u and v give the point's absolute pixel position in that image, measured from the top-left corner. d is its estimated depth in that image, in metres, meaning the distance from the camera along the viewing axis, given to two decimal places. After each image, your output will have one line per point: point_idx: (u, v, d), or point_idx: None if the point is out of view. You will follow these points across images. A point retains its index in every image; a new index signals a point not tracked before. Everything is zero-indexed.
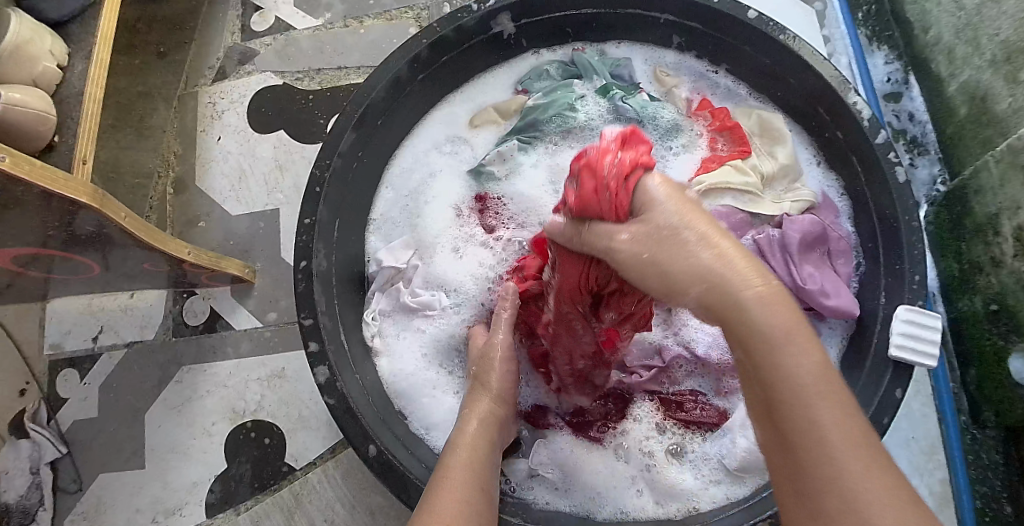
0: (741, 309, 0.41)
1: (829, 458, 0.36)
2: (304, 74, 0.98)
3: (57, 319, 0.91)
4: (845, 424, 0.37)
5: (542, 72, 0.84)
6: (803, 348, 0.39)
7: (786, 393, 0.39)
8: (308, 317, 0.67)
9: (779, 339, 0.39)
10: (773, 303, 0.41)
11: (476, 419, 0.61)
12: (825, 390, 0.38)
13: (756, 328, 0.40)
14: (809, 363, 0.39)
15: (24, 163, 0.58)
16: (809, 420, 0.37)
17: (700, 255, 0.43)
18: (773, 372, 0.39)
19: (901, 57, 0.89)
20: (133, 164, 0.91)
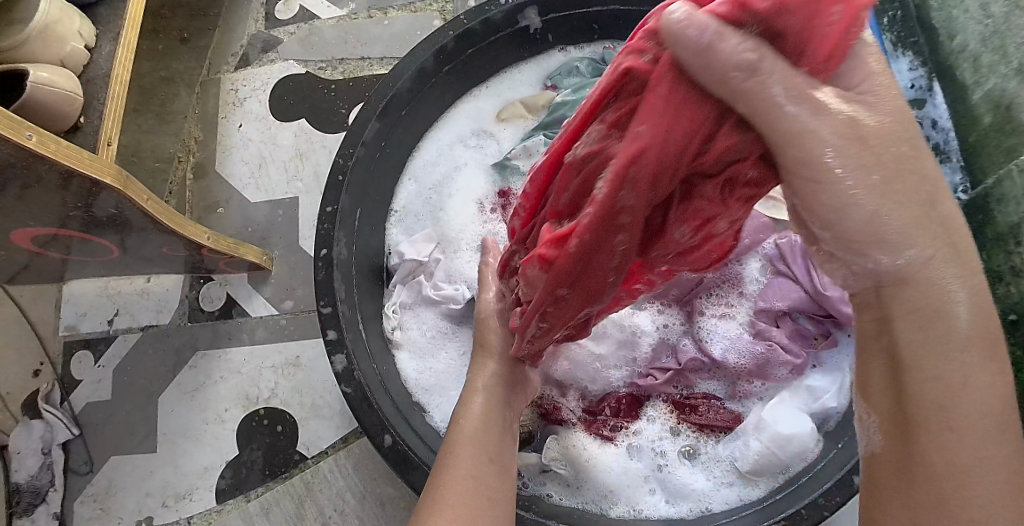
0: (947, 317, 0.36)
1: (971, 492, 0.35)
2: (327, 64, 0.98)
3: (74, 300, 0.92)
4: (1008, 460, 0.35)
5: (572, 69, 0.84)
6: (979, 372, 0.36)
7: (947, 420, 0.36)
8: (328, 305, 0.67)
9: (966, 348, 0.36)
10: (981, 315, 0.36)
11: (485, 392, 0.59)
12: (999, 421, 0.36)
13: (946, 332, 0.36)
14: (987, 381, 0.36)
15: (49, 142, 0.58)
16: (967, 452, 0.35)
17: (890, 219, 0.36)
18: (938, 384, 0.36)
19: (926, 63, 0.89)
20: (154, 147, 0.93)
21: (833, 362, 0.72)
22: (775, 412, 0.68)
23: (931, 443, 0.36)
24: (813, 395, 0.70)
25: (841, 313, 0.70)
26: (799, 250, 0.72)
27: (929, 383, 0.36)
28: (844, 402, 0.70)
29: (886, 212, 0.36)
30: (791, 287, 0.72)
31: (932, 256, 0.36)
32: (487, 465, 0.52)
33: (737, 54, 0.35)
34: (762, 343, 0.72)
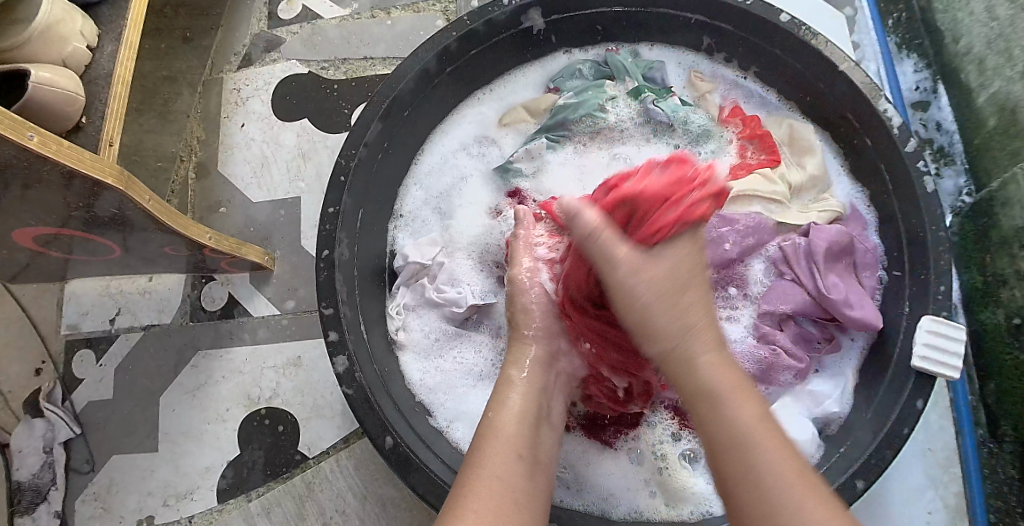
0: (691, 365, 0.52)
1: (769, 491, 0.44)
2: (330, 63, 0.98)
3: (76, 299, 0.92)
4: (786, 461, 0.45)
5: (574, 72, 0.85)
6: (741, 400, 0.49)
7: (736, 461, 0.46)
8: (329, 307, 0.67)
9: (725, 396, 0.50)
10: (720, 366, 0.52)
11: (523, 387, 0.59)
12: (767, 432, 0.47)
13: (705, 389, 0.51)
14: (747, 417, 0.48)
15: (51, 142, 0.58)
16: (754, 456, 0.46)
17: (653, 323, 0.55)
18: (720, 427, 0.48)
19: (930, 66, 0.88)
20: (156, 147, 0.93)
21: (835, 368, 0.73)
22: (784, 411, 0.71)
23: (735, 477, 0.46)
24: (815, 400, 0.71)
25: (843, 316, 0.69)
26: (803, 252, 0.71)
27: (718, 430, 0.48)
28: (847, 406, 0.70)
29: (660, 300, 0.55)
30: (794, 291, 0.71)
31: (682, 330, 0.54)
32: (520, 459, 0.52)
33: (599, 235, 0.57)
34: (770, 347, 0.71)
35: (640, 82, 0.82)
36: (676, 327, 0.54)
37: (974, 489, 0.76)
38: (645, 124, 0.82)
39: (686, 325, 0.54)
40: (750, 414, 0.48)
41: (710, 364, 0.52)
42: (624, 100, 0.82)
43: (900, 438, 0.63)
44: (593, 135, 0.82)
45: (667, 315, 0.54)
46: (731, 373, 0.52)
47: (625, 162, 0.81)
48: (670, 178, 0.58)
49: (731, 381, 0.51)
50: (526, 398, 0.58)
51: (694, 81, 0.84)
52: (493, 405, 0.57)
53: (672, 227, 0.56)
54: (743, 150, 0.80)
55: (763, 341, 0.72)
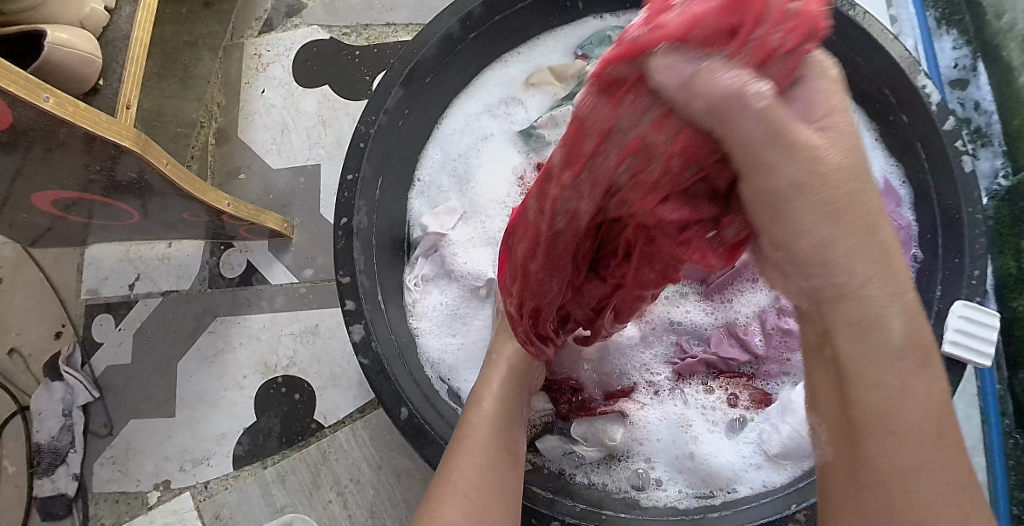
0: (880, 317, 0.37)
1: (915, 458, 0.37)
2: (351, 30, 0.96)
3: (95, 263, 0.92)
4: (931, 408, 0.37)
5: (604, 38, 0.82)
6: (926, 377, 0.37)
7: (882, 451, 0.37)
8: (347, 275, 0.67)
9: (906, 356, 0.37)
10: (915, 322, 0.37)
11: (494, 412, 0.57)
12: (923, 367, 0.38)
13: (885, 341, 0.37)
14: (926, 401, 0.37)
15: (66, 104, 0.58)
16: (899, 403, 0.37)
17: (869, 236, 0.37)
18: (876, 390, 0.37)
19: (971, 42, 0.85)
20: (176, 112, 0.92)
21: None
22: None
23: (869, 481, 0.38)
24: None
25: None
26: None
27: (870, 391, 0.37)
28: None
29: (829, 203, 0.35)
30: None
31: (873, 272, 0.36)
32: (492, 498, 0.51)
33: (726, 84, 0.33)
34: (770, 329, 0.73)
35: None
36: (862, 240, 0.36)
37: (997, 480, 0.75)
38: None
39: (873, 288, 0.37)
40: (934, 394, 0.37)
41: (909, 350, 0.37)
42: None
43: None
44: None
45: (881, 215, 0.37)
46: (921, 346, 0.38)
47: None
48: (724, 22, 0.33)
49: (924, 365, 0.38)
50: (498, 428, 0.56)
51: None
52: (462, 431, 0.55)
53: (771, 59, 0.34)
54: None
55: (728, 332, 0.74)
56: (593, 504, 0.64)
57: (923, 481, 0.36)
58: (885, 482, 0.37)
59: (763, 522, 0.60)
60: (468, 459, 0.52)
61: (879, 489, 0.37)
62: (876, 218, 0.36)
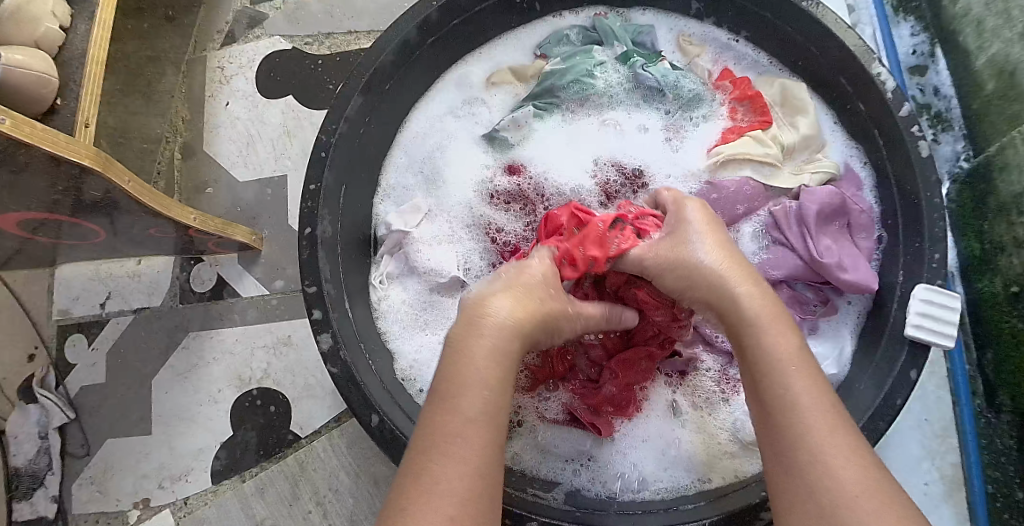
0: (731, 297, 0.52)
1: (792, 404, 0.45)
2: (313, 38, 0.96)
3: (66, 284, 0.91)
4: (793, 357, 0.47)
5: (562, 37, 0.83)
6: (775, 330, 0.49)
7: (773, 409, 0.45)
8: (312, 285, 0.67)
9: (748, 309, 0.51)
10: (758, 297, 0.51)
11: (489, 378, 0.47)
12: (771, 318, 0.50)
13: (730, 304, 0.52)
14: (778, 346, 0.48)
15: (23, 126, 0.57)
16: (765, 356, 0.48)
17: (706, 261, 0.54)
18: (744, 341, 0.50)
19: (928, 29, 0.86)
20: (142, 128, 0.89)
21: (831, 330, 0.72)
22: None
23: (773, 419, 0.45)
24: None
25: (837, 280, 0.68)
26: (793, 216, 0.70)
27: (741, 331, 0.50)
28: (844, 367, 0.69)
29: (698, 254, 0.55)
30: (786, 256, 0.69)
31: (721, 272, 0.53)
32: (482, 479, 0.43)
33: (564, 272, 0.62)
34: None
35: (629, 47, 0.81)
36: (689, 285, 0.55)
37: (971, 459, 0.76)
38: (635, 90, 0.80)
39: (720, 271, 0.53)
40: (784, 344, 0.48)
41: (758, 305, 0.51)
42: (613, 65, 0.80)
43: (893, 410, 0.62)
44: (582, 102, 0.80)
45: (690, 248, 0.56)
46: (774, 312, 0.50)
47: (615, 128, 0.79)
48: (587, 239, 0.62)
49: (774, 318, 0.50)
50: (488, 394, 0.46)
51: (684, 45, 0.82)
52: (447, 399, 0.46)
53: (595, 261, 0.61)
54: (734, 113, 0.78)
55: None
56: (574, 505, 0.64)
57: (802, 423, 0.44)
58: (780, 433, 0.44)
59: (742, 508, 0.59)
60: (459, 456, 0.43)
61: (782, 435, 0.44)
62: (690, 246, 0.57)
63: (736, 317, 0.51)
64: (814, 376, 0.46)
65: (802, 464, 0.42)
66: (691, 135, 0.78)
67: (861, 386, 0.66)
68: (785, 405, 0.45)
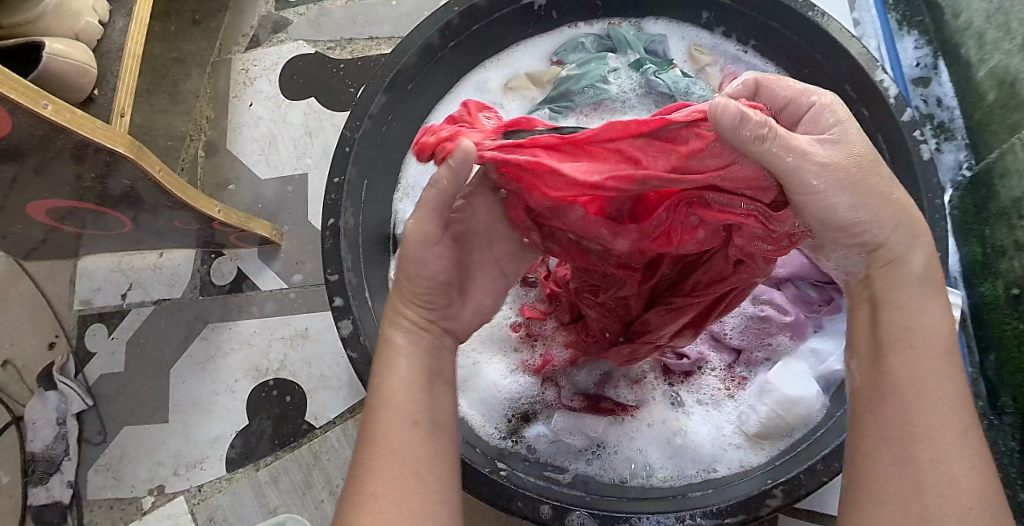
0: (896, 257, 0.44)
1: (925, 391, 0.41)
2: (336, 43, 1.00)
3: (88, 276, 0.93)
4: (942, 336, 0.42)
5: (577, 45, 0.86)
6: (929, 303, 0.43)
7: (896, 388, 0.42)
8: (334, 274, 0.69)
9: (917, 285, 0.44)
10: (931, 265, 0.45)
11: (399, 388, 0.48)
12: (930, 291, 0.44)
13: (903, 267, 0.44)
14: (933, 324, 0.43)
15: (65, 112, 0.60)
16: (907, 326, 0.43)
17: (855, 202, 0.43)
18: (894, 309, 0.44)
19: (931, 42, 0.89)
20: (167, 127, 0.96)
21: (836, 327, 0.72)
22: (788, 368, 0.70)
23: (897, 399, 0.41)
24: (819, 358, 0.70)
25: None
26: None
27: (894, 295, 0.44)
28: None
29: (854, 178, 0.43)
30: None
31: (897, 222, 0.44)
32: (419, 488, 0.43)
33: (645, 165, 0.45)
34: (765, 305, 0.73)
35: (641, 55, 0.83)
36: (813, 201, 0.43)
37: None
38: (647, 95, 0.82)
39: (889, 217, 0.44)
40: (937, 319, 0.43)
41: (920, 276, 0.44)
42: (626, 72, 0.83)
43: None
44: (596, 106, 0.82)
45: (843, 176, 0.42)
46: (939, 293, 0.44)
47: None
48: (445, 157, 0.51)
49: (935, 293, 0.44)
50: (404, 406, 0.46)
51: (694, 54, 0.85)
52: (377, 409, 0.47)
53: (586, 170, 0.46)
54: None
55: (756, 301, 0.74)
56: (582, 491, 0.65)
57: (934, 410, 0.40)
58: (904, 415, 0.41)
59: (746, 496, 0.61)
60: (384, 452, 0.44)
61: (902, 418, 0.41)
62: (875, 181, 0.43)
63: (883, 274, 0.45)
64: (955, 359, 0.42)
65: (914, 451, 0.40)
66: None
67: None
68: (918, 388, 0.41)
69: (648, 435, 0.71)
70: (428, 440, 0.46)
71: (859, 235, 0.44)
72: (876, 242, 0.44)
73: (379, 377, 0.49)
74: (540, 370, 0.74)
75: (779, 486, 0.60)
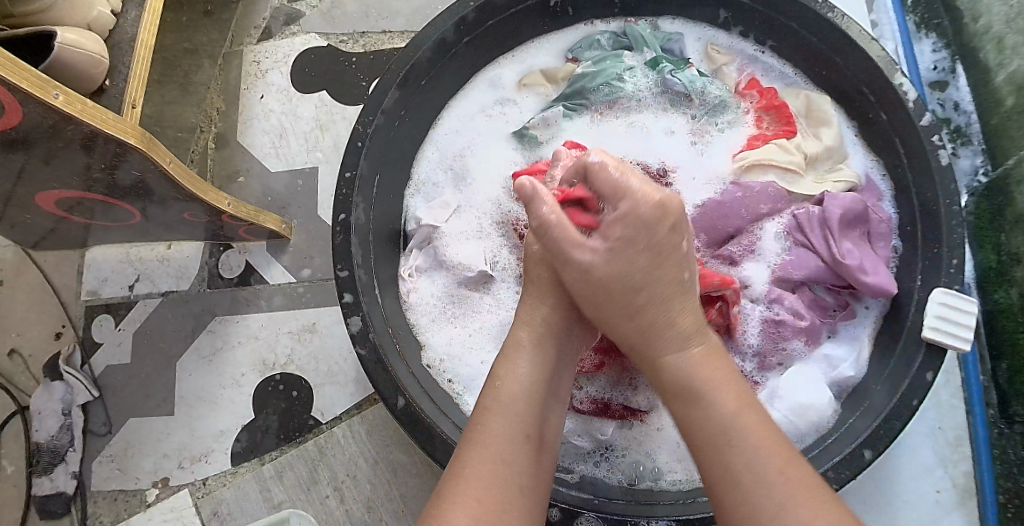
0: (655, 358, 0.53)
1: (748, 465, 0.43)
2: (348, 37, 0.99)
3: (95, 266, 0.93)
4: (748, 416, 0.46)
5: (593, 42, 0.85)
6: (723, 395, 0.47)
7: (727, 477, 0.44)
8: (344, 270, 0.68)
9: (688, 364, 0.51)
10: (702, 355, 0.51)
11: (515, 396, 0.50)
12: (720, 372, 0.50)
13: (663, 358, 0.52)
14: (733, 407, 0.47)
15: (76, 103, 0.60)
16: (708, 419, 0.46)
17: (634, 298, 0.53)
18: (692, 404, 0.48)
19: (949, 46, 0.88)
20: (177, 118, 0.92)
21: (849, 333, 0.73)
22: (802, 374, 0.71)
23: (734, 485, 0.43)
24: (830, 364, 0.71)
25: (858, 283, 0.69)
26: (817, 219, 0.70)
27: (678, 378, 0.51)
28: (862, 370, 0.70)
29: (632, 282, 0.53)
30: (808, 257, 0.70)
31: (654, 298, 0.53)
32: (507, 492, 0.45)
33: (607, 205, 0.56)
34: (781, 309, 0.71)
35: (657, 53, 0.83)
36: (643, 304, 0.53)
37: (982, 468, 0.76)
38: (662, 95, 0.82)
39: (652, 300, 0.53)
40: (731, 394, 0.48)
41: (692, 362, 0.50)
42: (642, 70, 0.82)
43: (909, 410, 0.63)
44: (610, 104, 0.82)
45: (641, 281, 0.53)
46: (711, 355, 0.51)
47: (641, 130, 0.82)
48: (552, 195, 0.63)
49: (716, 366, 0.50)
50: (516, 408, 0.49)
51: (711, 54, 0.84)
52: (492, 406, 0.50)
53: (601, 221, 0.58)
54: (759, 121, 0.80)
55: (771, 303, 0.71)
56: (589, 492, 0.64)
57: (768, 477, 0.42)
58: (744, 497, 0.42)
59: None
60: (487, 450, 0.46)
61: (744, 502, 0.42)
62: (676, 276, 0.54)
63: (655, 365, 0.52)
64: (762, 421, 0.46)
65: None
66: (716, 140, 0.80)
67: (878, 387, 0.67)
68: (743, 467, 0.43)
69: (659, 438, 0.70)
70: (532, 458, 0.48)
71: (646, 316, 0.53)
72: (650, 329, 0.53)
73: (500, 380, 0.52)
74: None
75: None
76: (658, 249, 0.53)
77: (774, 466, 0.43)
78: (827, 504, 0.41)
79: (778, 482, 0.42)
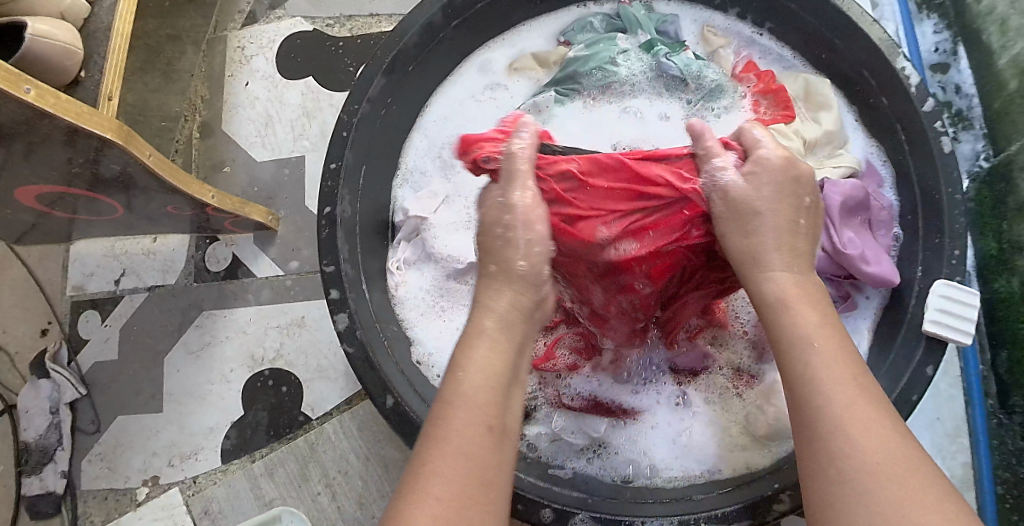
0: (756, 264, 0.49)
1: (832, 417, 0.39)
2: (335, 20, 0.96)
3: (80, 261, 0.91)
4: (830, 363, 0.42)
5: (585, 24, 0.83)
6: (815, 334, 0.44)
7: (811, 427, 0.40)
8: (330, 264, 0.67)
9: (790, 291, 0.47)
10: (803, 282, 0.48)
11: (483, 386, 0.44)
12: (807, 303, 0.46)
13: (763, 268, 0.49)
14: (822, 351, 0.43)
15: (48, 96, 0.57)
16: (802, 362, 0.43)
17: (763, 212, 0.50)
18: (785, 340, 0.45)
19: (951, 27, 0.86)
20: (161, 107, 0.88)
21: (849, 326, 0.72)
22: None
23: (815, 427, 0.40)
24: None
25: (859, 273, 0.67)
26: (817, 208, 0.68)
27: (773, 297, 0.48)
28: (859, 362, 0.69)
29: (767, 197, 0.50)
30: None
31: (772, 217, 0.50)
32: (480, 494, 0.39)
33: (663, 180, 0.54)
34: None
35: (652, 36, 0.80)
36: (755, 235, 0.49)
37: (981, 459, 0.75)
38: (657, 79, 0.78)
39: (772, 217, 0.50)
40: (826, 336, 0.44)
41: (790, 289, 0.47)
42: (636, 53, 0.79)
43: (908, 404, 0.61)
44: (604, 89, 0.79)
45: (764, 211, 0.50)
46: (804, 288, 0.48)
47: (635, 116, 0.78)
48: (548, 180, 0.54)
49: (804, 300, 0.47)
50: (484, 405, 0.43)
51: (707, 36, 0.82)
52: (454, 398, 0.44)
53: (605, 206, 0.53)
54: (756, 105, 0.78)
55: None
56: (583, 491, 0.63)
57: (845, 428, 0.39)
58: (823, 445, 0.39)
59: (745, 504, 0.59)
60: (453, 448, 0.40)
61: (820, 450, 0.39)
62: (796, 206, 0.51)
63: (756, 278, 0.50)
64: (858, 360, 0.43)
65: (834, 483, 0.37)
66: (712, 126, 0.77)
67: (878, 380, 0.65)
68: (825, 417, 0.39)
69: (653, 434, 0.69)
70: (501, 451, 0.42)
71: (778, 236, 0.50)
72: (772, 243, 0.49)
73: (462, 369, 0.45)
74: (542, 365, 0.71)
75: (786, 490, 0.59)
76: (783, 189, 0.51)
77: (857, 419, 0.39)
78: (909, 462, 0.37)
79: (862, 434, 0.38)
